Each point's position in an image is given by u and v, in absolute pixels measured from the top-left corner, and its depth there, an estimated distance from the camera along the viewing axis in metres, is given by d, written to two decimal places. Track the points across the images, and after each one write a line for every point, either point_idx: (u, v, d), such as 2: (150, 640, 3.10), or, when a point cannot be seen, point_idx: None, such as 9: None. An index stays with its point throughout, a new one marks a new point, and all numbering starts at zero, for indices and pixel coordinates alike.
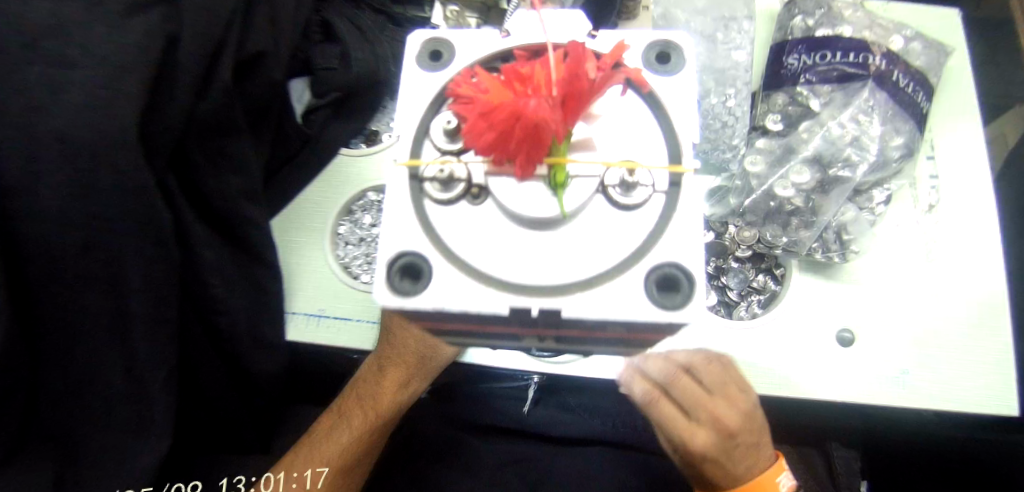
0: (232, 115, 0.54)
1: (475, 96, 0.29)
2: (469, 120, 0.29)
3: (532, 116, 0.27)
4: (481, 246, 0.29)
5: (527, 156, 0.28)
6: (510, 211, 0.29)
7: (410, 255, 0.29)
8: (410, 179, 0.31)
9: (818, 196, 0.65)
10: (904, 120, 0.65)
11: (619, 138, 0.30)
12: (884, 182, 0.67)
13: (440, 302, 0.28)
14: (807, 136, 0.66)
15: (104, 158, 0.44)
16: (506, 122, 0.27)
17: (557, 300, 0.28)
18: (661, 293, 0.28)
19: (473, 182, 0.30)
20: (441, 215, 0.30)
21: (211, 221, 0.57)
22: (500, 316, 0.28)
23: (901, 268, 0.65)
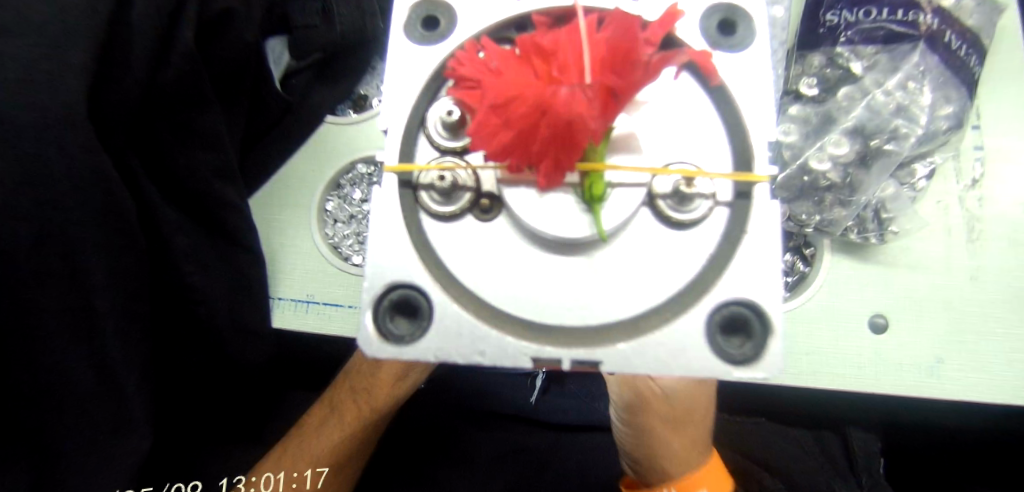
0: (201, 84, 0.45)
1: (484, 79, 0.22)
2: (477, 113, 0.22)
3: (563, 110, 0.20)
4: (493, 275, 0.23)
5: (554, 162, 0.21)
6: (531, 230, 0.23)
7: (402, 289, 0.22)
8: (400, 186, 0.24)
9: (854, 170, 0.45)
10: (957, 87, 0.46)
11: (669, 135, 0.24)
12: (928, 155, 0.46)
13: (445, 351, 0.21)
14: (848, 104, 0.46)
15: (55, 138, 0.37)
16: (527, 118, 0.21)
17: (596, 351, 0.21)
18: (724, 337, 0.22)
19: (482, 192, 0.24)
20: (444, 235, 0.23)
21: (186, 203, 0.47)
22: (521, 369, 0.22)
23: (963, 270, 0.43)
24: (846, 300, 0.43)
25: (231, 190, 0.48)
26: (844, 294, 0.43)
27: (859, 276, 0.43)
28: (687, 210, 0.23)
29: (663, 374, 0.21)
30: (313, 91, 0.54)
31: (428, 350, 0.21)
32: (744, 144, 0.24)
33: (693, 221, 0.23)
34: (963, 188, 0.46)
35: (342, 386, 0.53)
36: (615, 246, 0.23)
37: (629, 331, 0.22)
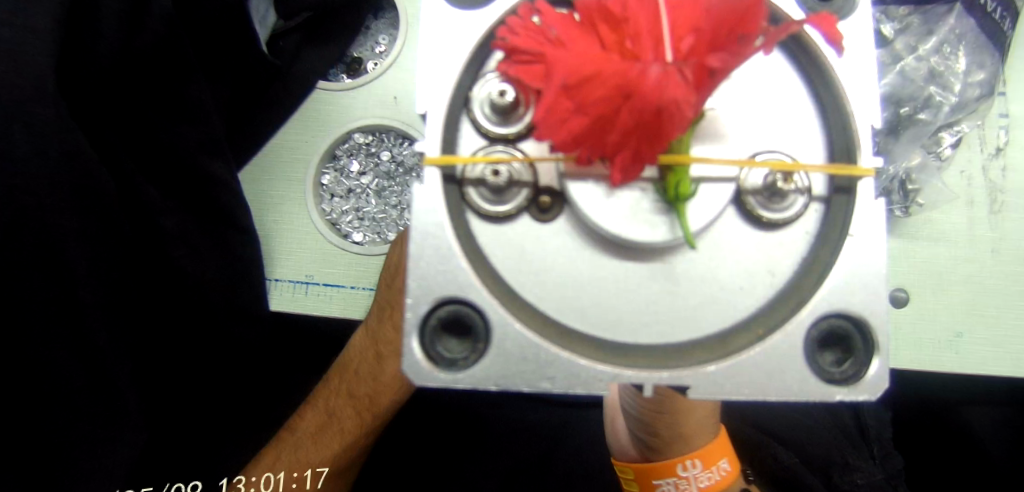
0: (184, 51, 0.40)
1: (548, 53, 0.19)
2: (543, 96, 0.18)
3: (653, 94, 0.17)
4: (558, 285, 0.20)
5: (635, 156, 0.18)
6: (603, 233, 0.19)
7: (453, 305, 0.19)
8: (445, 182, 0.20)
9: (885, 140, 0.41)
10: (989, 51, 0.42)
11: (758, 120, 0.21)
12: (957, 124, 0.42)
13: (508, 376, 0.19)
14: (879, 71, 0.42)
15: (23, 113, 0.34)
16: (606, 104, 0.17)
17: (681, 373, 0.19)
18: (820, 354, 0.20)
19: (542, 187, 0.20)
20: (494, 236, 0.20)
21: (167, 185, 0.42)
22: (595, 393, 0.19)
23: (972, 242, 0.40)
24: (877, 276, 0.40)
25: (219, 164, 0.42)
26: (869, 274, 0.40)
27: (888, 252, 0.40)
28: (780, 208, 0.20)
29: (758, 399, 0.19)
30: (302, 52, 0.47)
31: (489, 377, 0.19)
32: (843, 130, 0.20)
33: (787, 221, 0.20)
34: (987, 158, 0.43)
35: (337, 389, 0.52)
36: (701, 249, 0.20)
37: (716, 348, 0.19)
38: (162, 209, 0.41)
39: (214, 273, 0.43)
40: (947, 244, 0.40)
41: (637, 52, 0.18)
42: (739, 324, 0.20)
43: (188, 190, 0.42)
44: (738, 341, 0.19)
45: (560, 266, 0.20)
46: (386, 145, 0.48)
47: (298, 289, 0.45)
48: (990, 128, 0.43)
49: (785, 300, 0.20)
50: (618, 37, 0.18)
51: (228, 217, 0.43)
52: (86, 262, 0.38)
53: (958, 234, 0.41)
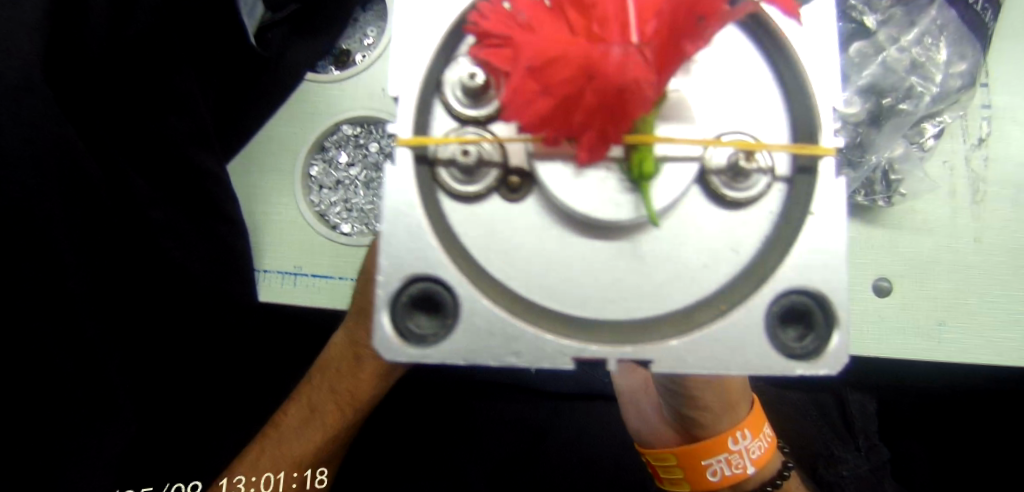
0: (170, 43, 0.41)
1: (516, 36, 0.19)
2: (509, 76, 0.19)
3: (616, 72, 0.17)
4: (525, 264, 0.20)
5: (601, 135, 0.18)
6: (570, 212, 0.20)
7: (424, 282, 0.19)
8: (416, 162, 0.20)
9: (866, 130, 0.41)
10: (970, 43, 0.42)
11: (723, 103, 0.21)
12: (938, 115, 0.43)
13: (474, 352, 0.19)
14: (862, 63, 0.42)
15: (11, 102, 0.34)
16: (570, 83, 0.18)
17: (644, 348, 0.19)
18: (782, 329, 0.20)
19: (511, 168, 0.20)
20: (458, 213, 0.20)
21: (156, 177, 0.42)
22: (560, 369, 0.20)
23: (951, 232, 0.41)
24: (856, 265, 0.40)
25: (209, 157, 0.42)
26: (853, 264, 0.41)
27: (872, 242, 0.41)
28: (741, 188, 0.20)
29: (719, 373, 0.19)
30: (291, 42, 0.46)
31: (455, 352, 0.19)
32: (808, 114, 0.21)
33: (749, 201, 0.20)
34: (969, 149, 0.43)
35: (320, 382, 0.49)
36: (665, 227, 0.20)
37: (679, 323, 0.20)
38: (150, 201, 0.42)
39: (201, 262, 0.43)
40: (928, 233, 0.41)
41: (600, 36, 0.18)
42: (702, 301, 0.20)
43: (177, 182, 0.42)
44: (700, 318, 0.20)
45: (528, 243, 0.20)
46: (375, 136, 0.47)
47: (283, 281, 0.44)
48: (973, 119, 0.43)
49: (749, 277, 0.20)
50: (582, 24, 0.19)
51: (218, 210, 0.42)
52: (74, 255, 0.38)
53: (938, 224, 0.41)
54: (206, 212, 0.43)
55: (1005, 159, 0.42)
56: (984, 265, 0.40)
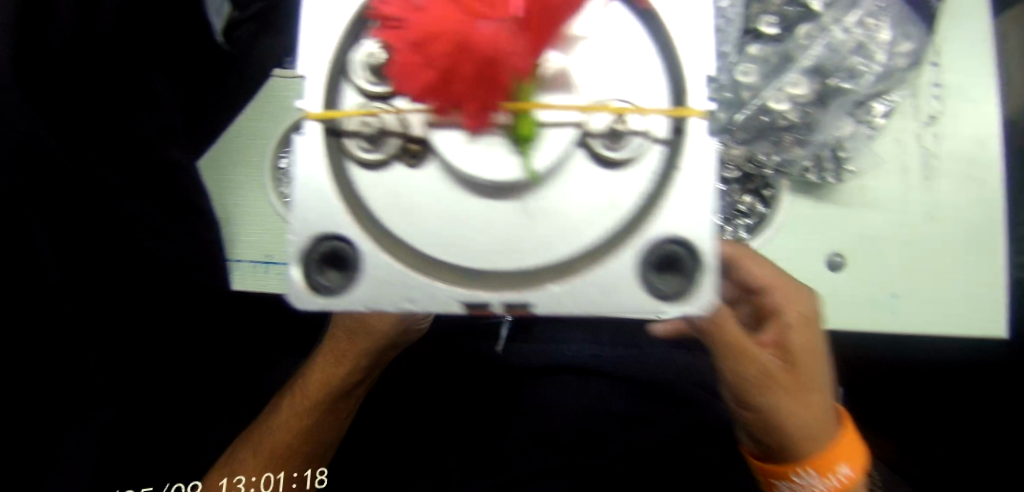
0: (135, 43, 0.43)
1: (408, 16, 0.21)
2: (399, 52, 0.21)
3: (484, 46, 0.19)
4: (424, 223, 0.22)
5: (481, 104, 0.20)
6: (462, 175, 0.22)
7: (332, 242, 0.22)
8: (325, 134, 0.23)
9: (813, 109, 0.40)
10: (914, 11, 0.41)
11: (604, 73, 0.23)
12: (887, 94, 0.42)
13: (376, 298, 0.22)
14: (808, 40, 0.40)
15: None
16: (449, 55, 0.20)
17: (526, 293, 0.22)
18: (656, 275, 0.22)
19: (411, 137, 0.22)
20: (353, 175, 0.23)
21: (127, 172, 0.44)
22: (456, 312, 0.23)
23: (902, 212, 0.42)
24: (811, 253, 0.41)
25: (176, 150, 0.44)
26: (801, 256, 0.41)
27: (820, 219, 0.42)
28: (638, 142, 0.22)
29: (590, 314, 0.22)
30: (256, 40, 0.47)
31: (357, 292, 0.22)
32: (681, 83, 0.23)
33: (627, 164, 0.22)
34: (920, 125, 0.43)
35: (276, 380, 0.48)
36: (550, 187, 0.22)
37: (561, 270, 0.22)
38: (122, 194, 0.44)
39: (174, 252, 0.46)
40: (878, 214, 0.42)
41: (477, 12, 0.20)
42: (579, 253, 0.22)
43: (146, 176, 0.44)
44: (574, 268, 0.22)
45: (423, 204, 0.22)
46: None
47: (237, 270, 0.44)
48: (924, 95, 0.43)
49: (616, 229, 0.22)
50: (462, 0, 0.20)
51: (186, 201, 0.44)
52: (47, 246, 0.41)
53: (891, 205, 0.42)
54: (180, 206, 0.44)
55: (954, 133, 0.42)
56: (935, 240, 0.41)
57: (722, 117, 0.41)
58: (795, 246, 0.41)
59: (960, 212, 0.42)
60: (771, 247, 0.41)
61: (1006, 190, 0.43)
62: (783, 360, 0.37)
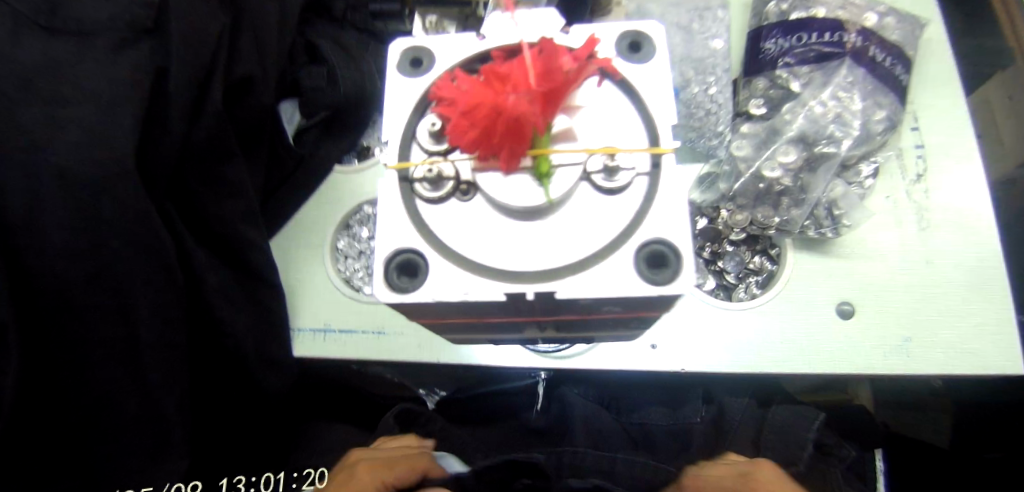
0: (290, 173, 0.58)
1: (458, 95, 0.24)
2: (452, 120, 0.23)
3: (511, 110, 0.22)
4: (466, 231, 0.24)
5: (511, 150, 0.22)
6: (500, 202, 0.23)
7: (405, 252, 0.23)
8: (418, 198, 0.24)
9: (804, 175, 0.55)
10: (886, 93, 0.57)
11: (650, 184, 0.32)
12: (822, 225, 0.55)
13: (474, 306, 0.23)
14: (792, 116, 0.56)
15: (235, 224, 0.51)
16: (488, 119, 0.22)
17: (604, 321, 0.26)
18: (649, 270, 0.22)
19: (462, 179, 0.24)
20: (440, 218, 0.24)
21: (308, 273, 0.57)
22: (551, 326, 0.28)
23: (759, 322, 0.53)
24: (816, 292, 0.54)
25: (353, 264, 0.58)
26: (809, 282, 0.54)
27: (826, 270, 0.54)
28: (675, 263, 0.21)
29: (640, 321, 0.27)
30: (321, 144, 0.60)
31: (425, 292, 0.22)
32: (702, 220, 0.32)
33: (680, 248, 0.22)
34: (821, 256, 0.55)
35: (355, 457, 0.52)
36: None
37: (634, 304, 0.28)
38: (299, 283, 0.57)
39: (350, 362, 0.58)
40: (799, 328, 0.52)
41: (546, 127, 0.23)
42: (587, 311, 0.24)
43: (324, 279, 0.57)
44: (614, 321, 0.27)
45: (510, 240, 0.23)
46: None
47: (382, 338, 0.54)
48: (840, 248, 0.55)
49: (673, 296, 0.21)
50: (606, 141, 0.24)
51: (359, 296, 0.55)
52: (147, 308, 0.46)
53: (768, 315, 0.53)
54: (249, 275, 0.53)
55: (872, 283, 0.54)
56: (930, 307, 0.53)
57: (724, 189, 0.57)
58: (806, 313, 0.53)
59: (972, 297, 0.53)
60: (778, 296, 0.54)
61: (932, 316, 0.52)
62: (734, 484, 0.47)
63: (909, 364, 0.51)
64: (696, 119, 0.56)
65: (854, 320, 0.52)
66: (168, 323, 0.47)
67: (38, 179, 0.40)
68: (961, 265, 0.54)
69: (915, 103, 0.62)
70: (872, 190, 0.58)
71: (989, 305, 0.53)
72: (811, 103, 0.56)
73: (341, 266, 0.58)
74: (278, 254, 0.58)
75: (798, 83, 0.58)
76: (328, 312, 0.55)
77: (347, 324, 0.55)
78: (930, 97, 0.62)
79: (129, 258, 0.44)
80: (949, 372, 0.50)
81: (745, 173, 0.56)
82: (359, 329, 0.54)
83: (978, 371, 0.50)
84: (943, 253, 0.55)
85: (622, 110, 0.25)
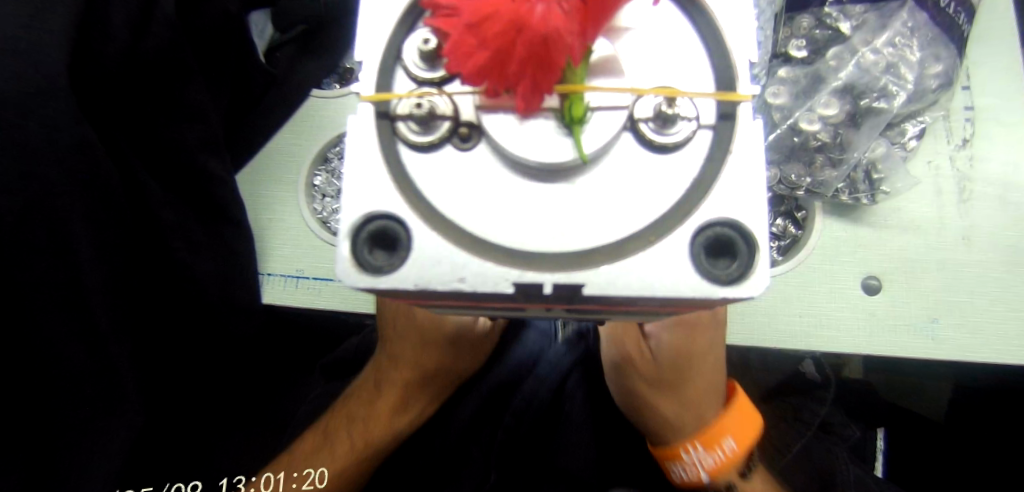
0: (259, 96, 0.50)
1: (460, 2, 0.17)
2: (451, 37, 0.17)
3: (536, 28, 0.15)
4: (467, 195, 0.17)
5: (532, 87, 0.16)
6: (511, 157, 0.17)
7: (380, 220, 0.17)
8: (402, 143, 0.18)
9: (846, 131, 0.48)
10: (949, 45, 0.49)
11: None
12: (858, 190, 0.49)
13: (465, 293, 0.17)
14: (838, 63, 0.49)
15: (194, 155, 0.45)
16: (503, 40, 0.16)
17: (629, 312, 0.21)
18: (709, 261, 0.16)
19: (462, 120, 0.18)
20: (429, 173, 0.17)
21: (280, 213, 0.50)
22: (555, 311, 0.23)
23: (777, 293, 0.49)
24: (840, 263, 0.49)
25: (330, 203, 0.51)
26: (835, 253, 0.49)
27: (854, 240, 0.50)
28: (744, 254, 0.16)
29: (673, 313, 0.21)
30: (295, 64, 0.51)
31: (408, 276, 0.16)
32: None
33: (752, 232, 0.16)
34: (849, 223, 0.50)
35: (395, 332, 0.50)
36: None
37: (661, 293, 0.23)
38: (270, 224, 0.51)
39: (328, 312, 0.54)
40: (820, 301, 0.48)
41: (583, 56, 0.16)
42: (619, 304, 0.18)
43: (299, 221, 0.50)
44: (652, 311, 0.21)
45: (525, 207, 0.17)
46: None
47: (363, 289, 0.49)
48: (875, 219, 0.50)
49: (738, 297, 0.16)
50: (660, 82, 0.18)
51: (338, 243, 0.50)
52: (90, 248, 0.41)
53: (786, 286, 0.49)
54: (213, 213, 0.47)
55: (902, 258, 0.49)
56: (961, 287, 0.49)
57: None
58: (830, 286, 0.49)
59: (1007, 277, 0.49)
60: (801, 265, 0.49)
61: (960, 297, 0.49)
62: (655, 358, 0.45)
63: (929, 345, 0.48)
64: None
65: (878, 296, 0.49)
66: (114, 268, 0.43)
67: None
68: (998, 241, 0.50)
69: (974, 57, 0.55)
70: (917, 153, 0.52)
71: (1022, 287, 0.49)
72: (863, 49, 0.48)
73: (318, 205, 0.51)
74: (246, 189, 0.51)
75: (849, 23, 0.50)
76: (303, 258, 0.50)
77: (324, 271, 0.49)
78: (989, 50, 0.55)
79: (64, 192, 0.38)
80: (970, 356, 0.48)
81: (778, 126, 0.49)
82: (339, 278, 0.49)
83: (999, 356, 0.48)
84: (983, 228, 0.50)
85: (682, 35, 0.18)
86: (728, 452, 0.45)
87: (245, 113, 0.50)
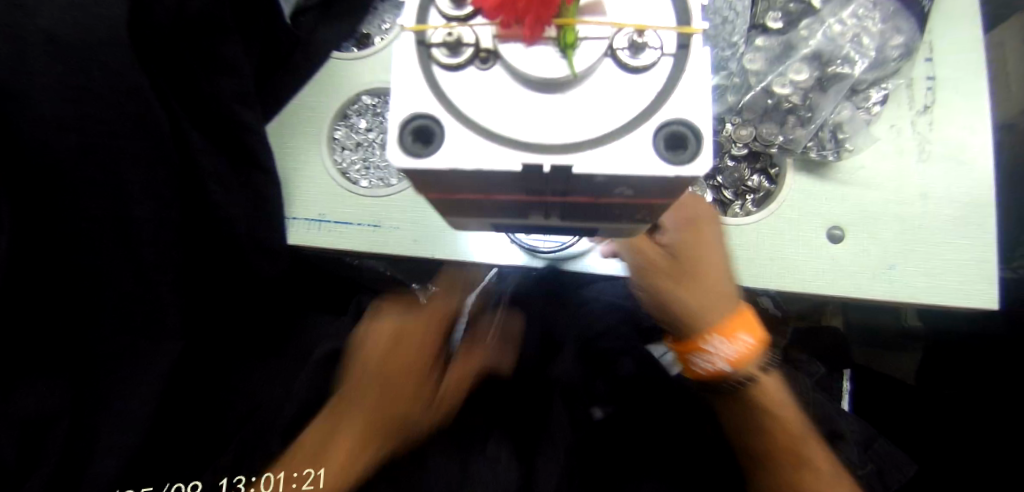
0: (284, 54, 0.55)
1: None
2: None
3: None
4: (487, 103, 0.23)
5: (535, 17, 0.21)
6: (518, 73, 0.22)
7: (421, 119, 0.22)
8: (436, 64, 0.23)
9: (814, 94, 0.54)
10: (908, 19, 0.55)
11: None
12: (825, 148, 0.55)
13: (485, 175, 0.23)
14: (809, 33, 0.54)
15: (229, 105, 0.50)
16: None
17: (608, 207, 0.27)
18: (668, 150, 0.22)
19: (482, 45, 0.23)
20: (457, 86, 0.23)
21: (305, 163, 0.56)
22: (549, 213, 0.29)
23: (751, 239, 0.54)
24: (808, 214, 0.55)
25: (349, 155, 0.57)
26: (803, 206, 0.55)
27: (821, 193, 0.55)
28: (694, 145, 0.22)
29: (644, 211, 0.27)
30: (318, 27, 0.56)
31: (444, 159, 0.22)
32: None
33: (700, 129, 0.22)
34: (816, 178, 0.56)
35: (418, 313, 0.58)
36: None
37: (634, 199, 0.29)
38: (295, 173, 0.56)
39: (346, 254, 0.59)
40: (788, 247, 0.54)
41: None
42: (600, 192, 0.24)
43: (321, 170, 0.56)
44: (626, 208, 0.27)
45: (531, 110, 0.22)
46: None
47: (379, 231, 0.54)
48: (840, 175, 0.56)
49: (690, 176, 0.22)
50: (633, 18, 0.23)
51: (356, 190, 0.55)
52: (140, 184, 0.46)
53: (759, 234, 0.54)
54: (246, 159, 0.52)
55: (863, 209, 0.55)
56: (916, 235, 0.55)
57: (731, 102, 0.56)
58: (797, 233, 0.54)
59: (957, 228, 0.55)
60: (772, 215, 0.55)
61: (913, 245, 0.55)
62: (671, 256, 0.48)
63: (884, 287, 0.54)
64: (711, 26, 0.54)
65: (841, 244, 0.54)
66: None
67: (26, 46, 0.39)
68: (951, 196, 0.56)
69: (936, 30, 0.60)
70: (882, 116, 0.58)
71: (970, 236, 0.55)
72: (832, 20, 0.53)
73: (338, 157, 0.57)
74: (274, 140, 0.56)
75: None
76: (326, 203, 0.55)
77: (345, 215, 0.55)
78: (950, 24, 0.60)
79: (118, 131, 0.44)
80: (919, 295, 0.54)
81: (753, 89, 0.55)
82: (357, 221, 0.55)
83: (946, 297, 0.54)
84: (938, 184, 0.56)
85: None
86: (742, 344, 0.49)
87: (272, 71, 0.55)
